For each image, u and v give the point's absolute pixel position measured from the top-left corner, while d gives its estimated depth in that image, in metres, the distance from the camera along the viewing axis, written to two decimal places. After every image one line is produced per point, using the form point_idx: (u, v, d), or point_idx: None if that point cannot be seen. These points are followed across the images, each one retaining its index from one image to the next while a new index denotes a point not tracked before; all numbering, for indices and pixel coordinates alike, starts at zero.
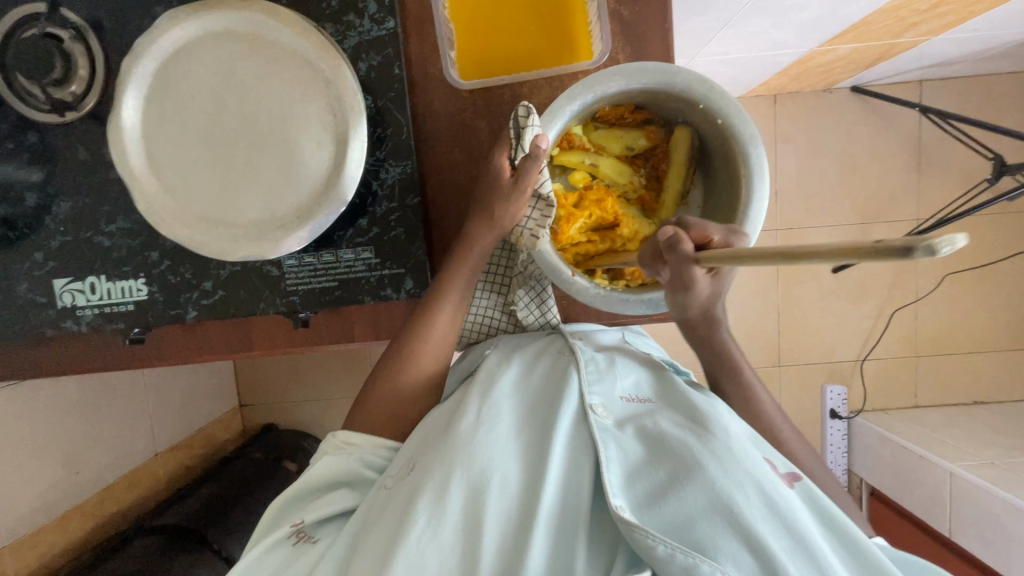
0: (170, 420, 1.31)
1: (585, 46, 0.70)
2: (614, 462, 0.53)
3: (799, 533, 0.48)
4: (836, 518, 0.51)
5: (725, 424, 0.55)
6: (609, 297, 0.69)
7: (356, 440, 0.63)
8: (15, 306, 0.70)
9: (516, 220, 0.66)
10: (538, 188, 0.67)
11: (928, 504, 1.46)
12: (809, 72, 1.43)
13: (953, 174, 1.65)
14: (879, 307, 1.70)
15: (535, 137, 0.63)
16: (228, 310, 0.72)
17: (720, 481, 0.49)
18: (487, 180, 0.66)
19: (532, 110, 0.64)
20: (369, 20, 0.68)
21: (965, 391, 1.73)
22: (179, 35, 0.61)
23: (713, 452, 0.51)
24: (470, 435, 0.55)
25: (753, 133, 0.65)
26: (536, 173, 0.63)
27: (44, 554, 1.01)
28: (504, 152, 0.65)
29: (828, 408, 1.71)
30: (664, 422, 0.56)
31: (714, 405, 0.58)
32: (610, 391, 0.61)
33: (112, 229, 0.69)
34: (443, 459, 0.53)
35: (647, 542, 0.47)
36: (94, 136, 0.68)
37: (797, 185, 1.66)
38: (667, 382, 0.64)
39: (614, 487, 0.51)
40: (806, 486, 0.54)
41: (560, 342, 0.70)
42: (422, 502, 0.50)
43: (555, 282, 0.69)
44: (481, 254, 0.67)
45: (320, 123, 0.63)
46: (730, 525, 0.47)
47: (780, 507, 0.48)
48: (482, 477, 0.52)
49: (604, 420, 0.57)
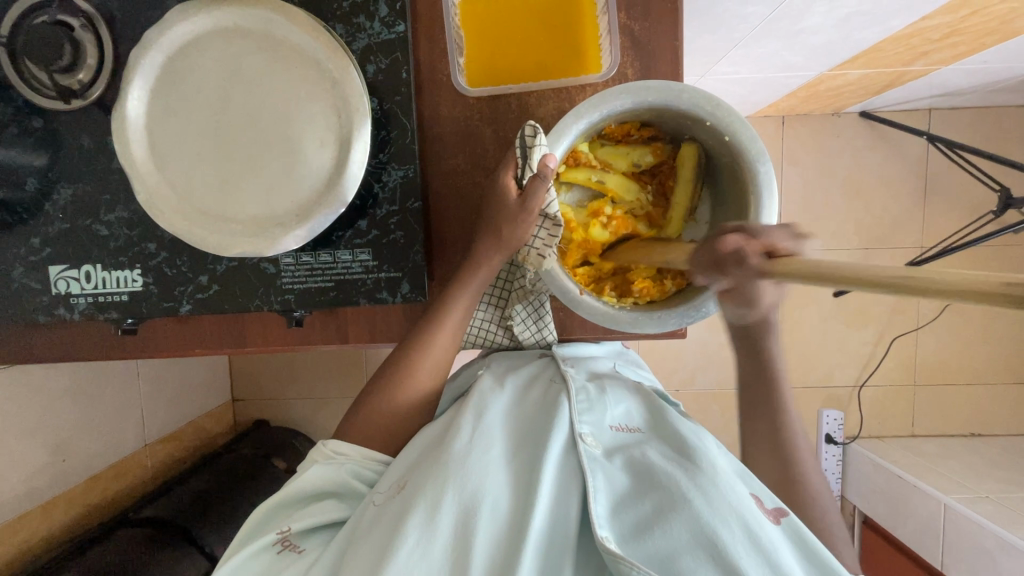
0: (160, 412, 1.30)
1: (595, 59, 0.70)
2: (601, 492, 0.53)
3: (782, 570, 0.47)
4: (820, 554, 0.50)
5: (712, 459, 0.54)
6: (617, 316, 0.68)
7: (346, 449, 0.62)
8: (8, 291, 0.70)
9: (523, 239, 0.67)
10: (544, 208, 0.66)
11: (920, 536, 1.45)
12: (818, 95, 1.43)
13: (959, 204, 1.65)
14: (879, 333, 1.69)
15: (542, 157, 0.62)
16: (222, 306, 0.71)
17: (705, 514, 0.49)
18: (492, 199, 0.66)
19: (539, 130, 0.63)
20: (379, 23, 0.68)
21: (963, 423, 1.71)
22: (188, 29, 0.61)
23: (699, 488, 0.51)
24: (463, 457, 0.54)
25: (760, 150, 0.65)
26: (543, 193, 0.63)
27: (27, 541, 1.00)
28: (510, 171, 0.66)
29: (824, 432, 1.70)
30: (653, 454, 0.56)
31: (702, 439, 0.57)
32: (600, 421, 0.61)
33: (111, 218, 0.69)
34: (435, 480, 0.52)
35: (632, 573, 0.46)
36: (98, 124, 0.68)
37: (802, 207, 1.66)
38: (657, 411, 0.63)
39: (600, 518, 0.51)
40: (792, 523, 0.52)
41: (552, 368, 0.68)
42: (412, 521, 0.50)
43: (563, 301, 0.68)
44: (489, 269, 0.67)
45: (324, 124, 0.63)
46: (714, 560, 0.47)
47: (764, 543, 0.48)
48: (473, 500, 0.51)
49: (593, 450, 0.56)
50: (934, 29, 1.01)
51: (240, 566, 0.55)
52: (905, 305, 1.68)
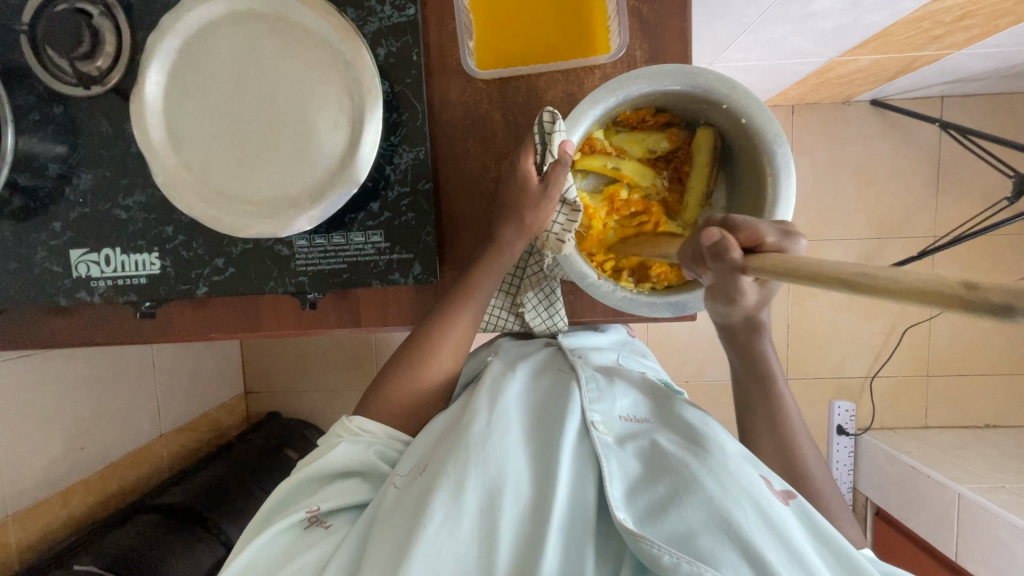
0: (176, 402, 1.33)
1: (604, 40, 0.71)
2: (616, 476, 0.53)
3: (796, 549, 0.47)
4: (830, 535, 0.50)
5: (721, 442, 0.54)
6: (634, 301, 0.68)
7: (372, 427, 0.62)
8: (31, 274, 0.72)
9: (544, 225, 0.67)
10: (565, 194, 0.67)
11: (935, 526, 1.44)
12: (828, 83, 1.42)
13: (972, 192, 1.63)
14: (891, 323, 1.67)
15: (562, 142, 0.62)
16: (239, 287, 0.72)
17: (720, 496, 0.49)
18: (511, 184, 0.66)
19: (558, 116, 0.63)
20: (389, 6, 0.69)
21: (977, 413, 1.69)
22: (204, 13, 0.63)
23: (711, 469, 0.51)
24: (481, 441, 0.53)
25: (778, 133, 0.65)
26: (563, 179, 0.64)
27: (47, 525, 1.02)
28: (529, 156, 0.65)
29: (835, 423, 1.69)
30: (664, 440, 0.56)
31: (710, 425, 0.57)
32: (610, 409, 0.60)
33: (129, 202, 0.71)
34: (454, 461, 0.52)
35: (653, 551, 0.46)
36: (117, 110, 0.70)
37: (812, 196, 1.65)
38: (664, 402, 0.63)
39: (617, 501, 0.51)
40: (801, 503, 0.52)
41: (561, 359, 0.69)
42: (437, 500, 0.50)
43: (581, 287, 0.69)
44: (504, 256, 0.67)
45: (336, 105, 0.64)
46: (731, 539, 0.47)
47: (778, 524, 0.48)
48: (495, 482, 0.51)
49: (606, 437, 0.56)
50: (946, 11, 1.00)
51: (267, 542, 0.55)
52: None
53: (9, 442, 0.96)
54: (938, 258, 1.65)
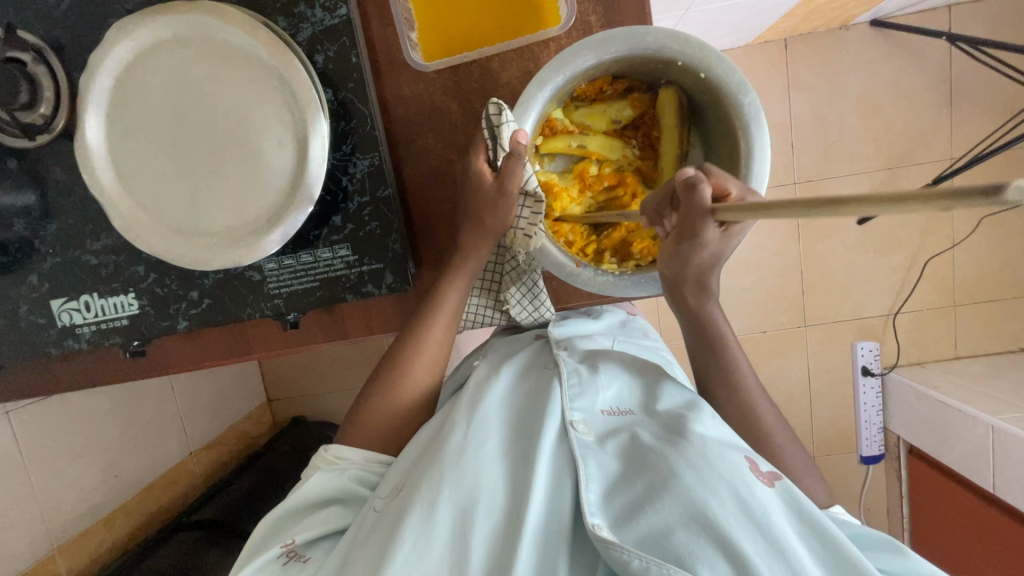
0: (201, 420, 1.34)
1: (553, 12, 0.65)
2: (593, 478, 0.53)
3: (776, 538, 0.47)
4: (818, 521, 0.49)
5: (703, 431, 0.54)
6: (617, 284, 0.65)
7: (348, 454, 0.63)
8: (19, 328, 0.73)
9: (508, 223, 0.65)
10: (524, 186, 0.64)
11: (970, 460, 1.39)
12: (819, 10, 1.31)
13: (986, 107, 1.53)
14: (911, 256, 1.60)
15: (512, 134, 0.59)
16: (216, 318, 0.72)
17: (695, 489, 0.49)
18: (468, 185, 0.64)
19: (504, 107, 0.60)
20: (320, 9, 0.65)
21: (1009, 338, 1.63)
22: (130, 47, 0.60)
23: (689, 461, 0.51)
24: (458, 456, 0.54)
25: (742, 81, 0.60)
26: (522, 170, 0.61)
27: (93, 553, 1.07)
28: (482, 154, 0.62)
29: (860, 365, 1.65)
30: (644, 433, 0.56)
31: (697, 412, 0.57)
32: (592, 405, 0.60)
33: (98, 246, 0.70)
34: (430, 480, 0.53)
35: (624, 557, 0.47)
36: (68, 156, 0.69)
37: (815, 133, 1.56)
38: (652, 391, 0.62)
39: (592, 505, 0.51)
40: (786, 486, 0.51)
41: (546, 355, 0.68)
42: (409, 524, 0.50)
43: (561, 278, 0.66)
44: (476, 258, 0.66)
45: (280, 123, 0.62)
46: (707, 533, 0.47)
47: (756, 512, 0.48)
48: (470, 498, 0.52)
49: (585, 437, 0.56)
50: None
51: None
52: (938, 222, 1.58)
53: (41, 482, 1.00)
54: (957, 182, 1.56)
